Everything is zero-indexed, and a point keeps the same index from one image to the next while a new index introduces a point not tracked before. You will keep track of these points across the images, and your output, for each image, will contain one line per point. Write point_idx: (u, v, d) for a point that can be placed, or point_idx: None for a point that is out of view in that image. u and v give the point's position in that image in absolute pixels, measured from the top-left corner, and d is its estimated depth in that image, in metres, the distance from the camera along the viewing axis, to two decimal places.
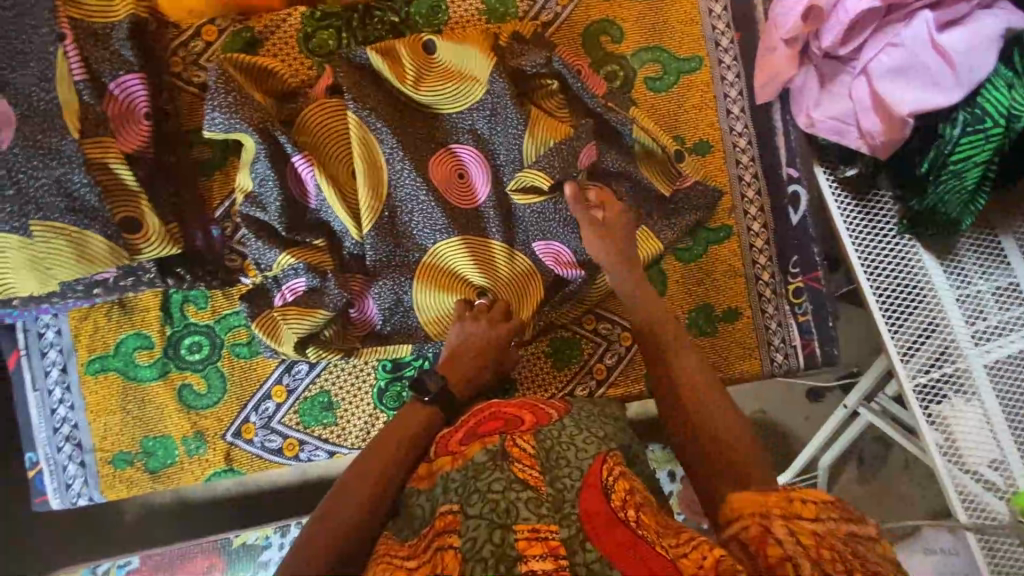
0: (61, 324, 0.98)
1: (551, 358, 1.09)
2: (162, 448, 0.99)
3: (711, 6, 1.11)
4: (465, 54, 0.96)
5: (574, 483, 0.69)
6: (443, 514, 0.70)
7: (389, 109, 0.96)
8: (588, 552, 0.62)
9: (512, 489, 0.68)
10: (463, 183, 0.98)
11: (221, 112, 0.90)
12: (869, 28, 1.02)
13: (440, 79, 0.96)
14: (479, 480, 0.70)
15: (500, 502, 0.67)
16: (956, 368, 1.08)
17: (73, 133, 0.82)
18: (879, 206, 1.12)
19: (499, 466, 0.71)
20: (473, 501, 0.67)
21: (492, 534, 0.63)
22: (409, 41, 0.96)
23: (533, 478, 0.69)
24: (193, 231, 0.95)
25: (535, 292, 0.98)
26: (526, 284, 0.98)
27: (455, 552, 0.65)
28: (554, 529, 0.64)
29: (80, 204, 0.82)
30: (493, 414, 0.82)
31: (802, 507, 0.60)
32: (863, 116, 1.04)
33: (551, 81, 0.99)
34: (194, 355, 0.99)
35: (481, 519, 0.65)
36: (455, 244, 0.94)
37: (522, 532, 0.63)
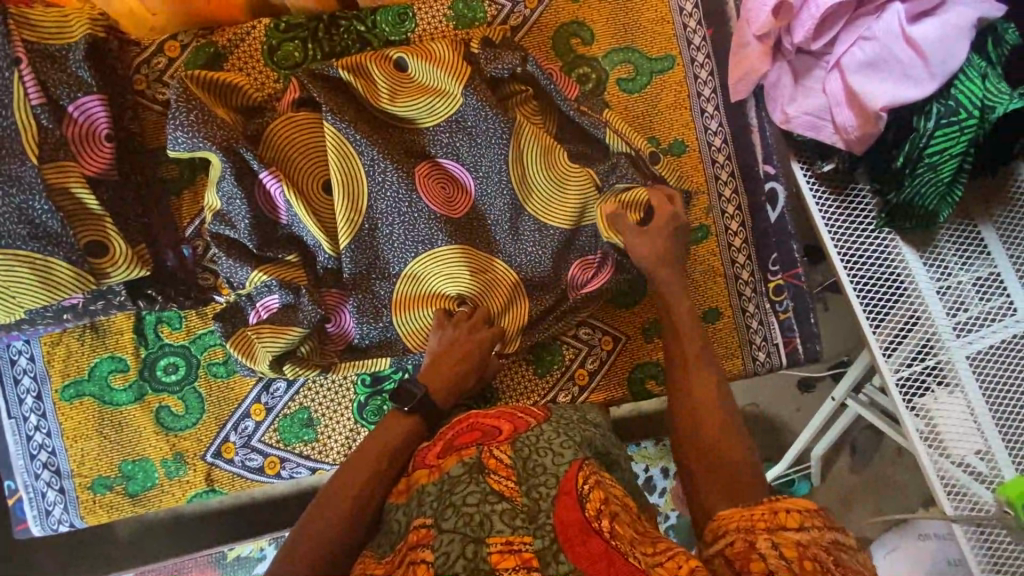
0: (33, 350, 0.96)
1: (533, 365, 1.08)
2: (141, 471, 0.98)
3: (683, 3, 1.09)
4: (435, 70, 0.95)
5: (551, 492, 0.68)
6: (417, 528, 0.68)
7: (356, 119, 0.94)
8: (561, 563, 0.61)
9: (487, 501, 0.66)
10: (446, 194, 0.96)
11: (185, 131, 0.88)
12: (840, 22, 1.01)
13: (416, 95, 0.95)
14: (454, 493, 0.68)
15: (475, 516, 0.65)
16: (938, 360, 1.08)
17: (32, 159, 0.80)
18: (858, 200, 1.12)
19: (475, 480, 0.70)
20: (447, 515, 0.66)
21: (465, 549, 0.62)
22: (380, 59, 0.95)
23: (508, 489, 0.68)
24: (163, 251, 0.94)
25: (522, 305, 0.98)
26: (512, 295, 0.97)
27: (428, 564, 0.63)
28: (528, 541, 0.63)
29: (43, 230, 0.81)
30: (472, 425, 0.82)
31: (787, 517, 0.61)
32: (838, 111, 1.03)
33: (523, 89, 0.99)
34: (170, 376, 0.98)
35: (455, 532, 0.64)
36: (424, 259, 0.94)
37: (496, 545, 0.62)
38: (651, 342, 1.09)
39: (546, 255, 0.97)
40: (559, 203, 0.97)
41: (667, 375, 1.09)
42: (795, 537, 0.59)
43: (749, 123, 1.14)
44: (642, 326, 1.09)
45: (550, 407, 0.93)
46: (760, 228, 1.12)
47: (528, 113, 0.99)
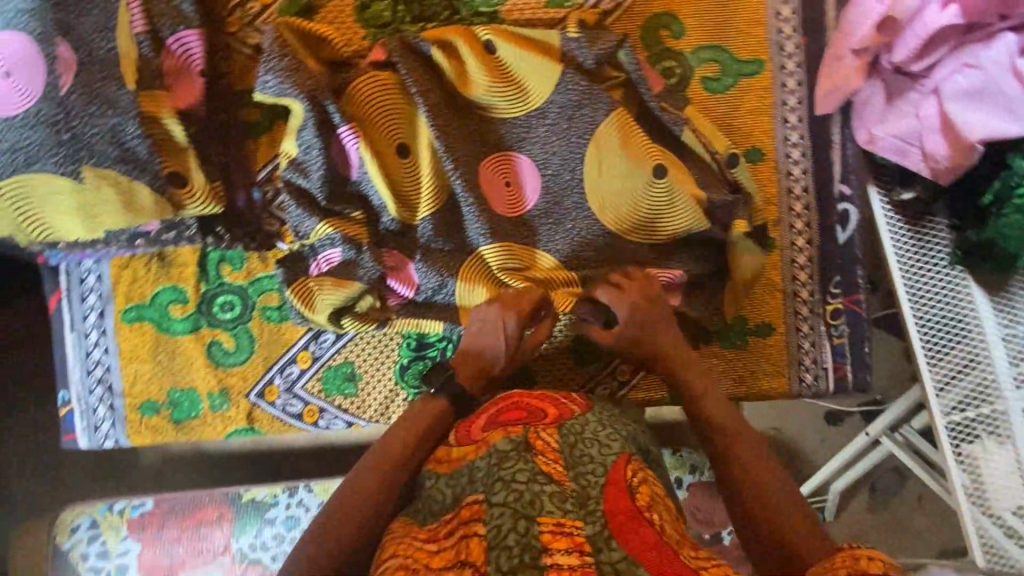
0: (102, 270, 0.99)
1: (574, 354, 1.08)
2: (188, 401, 1.01)
3: (780, 7, 1.06)
4: (527, 58, 0.95)
5: (598, 480, 0.70)
6: (469, 503, 0.70)
7: (430, 86, 0.95)
8: (613, 550, 0.63)
9: (537, 481, 0.67)
10: (509, 191, 0.98)
11: (275, 76, 0.91)
12: (945, 46, 0.97)
13: (502, 80, 0.96)
14: (502, 468, 0.68)
15: (525, 493, 0.65)
16: (993, 409, 1.06)
17: (130, 85, 0.82)
18: (933, 234, 1.07)
19: (524, 457, 0.70)
20: (496, 490, 0.66)
21: (517, 524, 0.63)
22: (470, 38, 0.95)
23: (557, 472, 0.69)
24: (235, 190, 0.96)
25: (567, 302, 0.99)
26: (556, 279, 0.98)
27: (480, 538, 0.65)
28: (579, 526, 0.64)
29: (132, 155, 0.84)
30: (516, 404, 0.82)
31: (869, 562, 0.62)
32: (928, 137, 0.99)
33: (618, 75, 0.99)
34: (225, 314, 1.01)
35: (505, 507, 0.65)
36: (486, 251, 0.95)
37: (546, 526, 0.63)
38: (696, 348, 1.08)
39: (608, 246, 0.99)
40: (626, 203, 0.97)
41: None
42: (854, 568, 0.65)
43: (831, 140, 1.10)
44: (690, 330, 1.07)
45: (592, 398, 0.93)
46: (827, 248, 1.09)
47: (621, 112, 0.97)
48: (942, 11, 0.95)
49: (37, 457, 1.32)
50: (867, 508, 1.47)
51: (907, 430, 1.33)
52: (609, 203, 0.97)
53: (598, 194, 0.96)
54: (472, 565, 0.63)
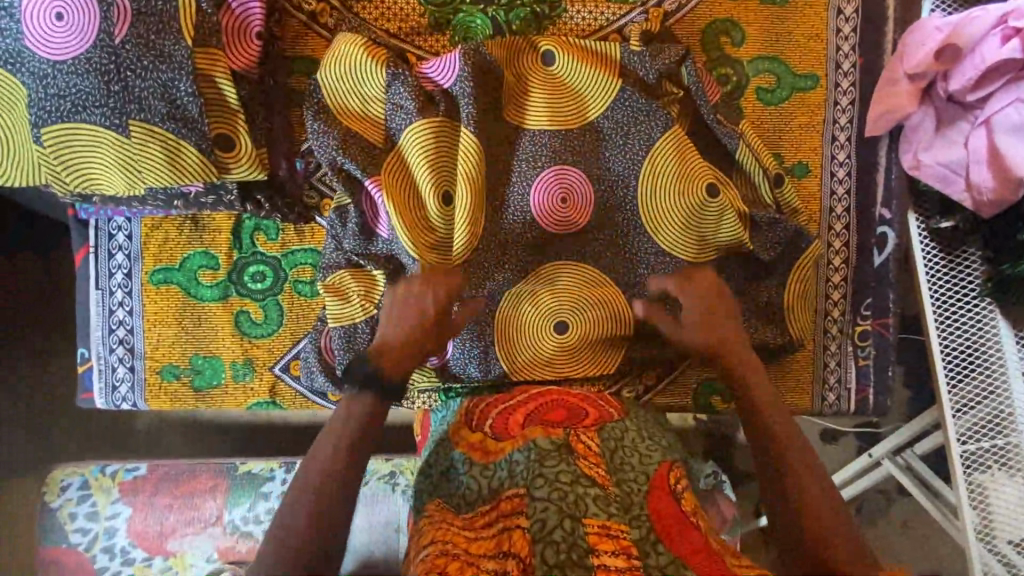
0: (132, 229, 0.97)
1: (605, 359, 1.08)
2: (210, 368, 0.99)
3: (840, 25, 1.05)
4: (586, 74, 0.97)
5: (641, 488, 0.72)
6: (509, 497, 0.72)
7: (490, 87, 0.96)
8: (660, 554, 0.65)
9: (580, 483, 0.69)
10: (566, 210, 0.98)
11: (332, 80, 0.92)
12: (1003, 79, 0.97)
13: (560, 95, 0.97)
14: (545, 465, 0.71)
15: (568, 493, 0.68)
16: (1007, 442, 1.07)
17: (187, 40, 0.80)
18: (965, 265, 1.08)
19: (565, 458, 0.72)
20: (539, 485, 0.69)
21: (563, 522, 0.65)
22: (530, 53, 0.96)
23: (601, 477, 0.71)
24: (278, 159, 0.94)
25: (604, 315, 1.03)
26: (564, 292, 1.02)
27: (524, 532, 0.67)
28: (625, 530, 0.66)
29: (182, 112, 0.81)
30: (554, 402, 0.85)
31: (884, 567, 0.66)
32: (975, 169, 0.99)
33: (677, 91, 1.00)
34: (256, 284, 0.99)
35: (549, 502, 0.67)
36: (540, 271, 1.02)
37: (592, 527, 0.65)
38: None
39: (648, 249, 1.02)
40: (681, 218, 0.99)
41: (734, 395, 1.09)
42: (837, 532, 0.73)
43: (876, 162, 1.10)
44: None
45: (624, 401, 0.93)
46: (861, 270, 1.10)
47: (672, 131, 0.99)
48: (1003, 44, 0.95)
49: (35, 411, 1.28)
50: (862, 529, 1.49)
51: (908, 455, 1.33)
52: (663, 221, 1.00)
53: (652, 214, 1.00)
54: (516, 556, 0.65)
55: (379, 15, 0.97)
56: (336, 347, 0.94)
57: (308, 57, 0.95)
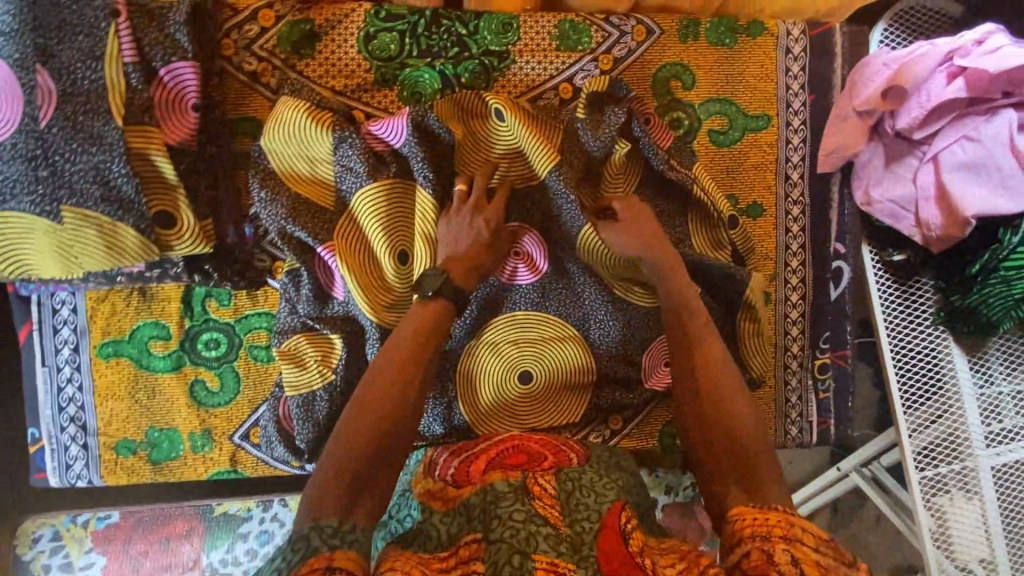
0: (77, 303, 0.94)
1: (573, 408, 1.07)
2: (167, 441, 0.98)
3: (790, 63, 1.06)
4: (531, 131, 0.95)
5: (592, 527, 0.72)
6: (467, 543, 0.72)
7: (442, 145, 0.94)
8: None
9: (533, 522, 0.70)
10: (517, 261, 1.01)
11: (276, 148, 0.90)
12: (948, 116, 0.98)
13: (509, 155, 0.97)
14: (500, 506, 0.72)
15: (521, 531, 0.68)
16: (963, 466, 1.09)
17: (117, 120, 0.77)
18: (918, 294, 1.10)
19: (521, 498, 0.73)
20: (494, 527, 0.70)
21: (512, 558, 0.66)
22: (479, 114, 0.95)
23: (553, 517, 0.72)
24: (225, 226, 0.91)
25: (569, 366, 1.03)
26: (528, 344, 1.02)
27: None
28: (572, 568, 0.67)
29: (116, 193, 0.78)
30: (517, 447, 0.87)
31: (802, 534, 0.67)
32: (924, 205, 1.01)
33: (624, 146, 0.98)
34: (210, 352, 0.97)
35: (502, 543, 0.68)
36: (502, 321, 1.02)
37: (541, 563, 0.66)
38: None
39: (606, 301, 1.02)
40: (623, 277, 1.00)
41: None
42: (812, 556, 0.65)
43: (829, 197, 1.12)
44: None
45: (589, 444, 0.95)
46: (819, 304, 1.12)
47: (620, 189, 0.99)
48: (947, 84, 0.97)
49: None
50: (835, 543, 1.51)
51: (875, 466, 1.32)
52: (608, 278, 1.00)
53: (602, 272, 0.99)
54: None
55: (323, 72, 0.94)
56: (294, 417, 0.94)
57: (250, 118, 0.93)
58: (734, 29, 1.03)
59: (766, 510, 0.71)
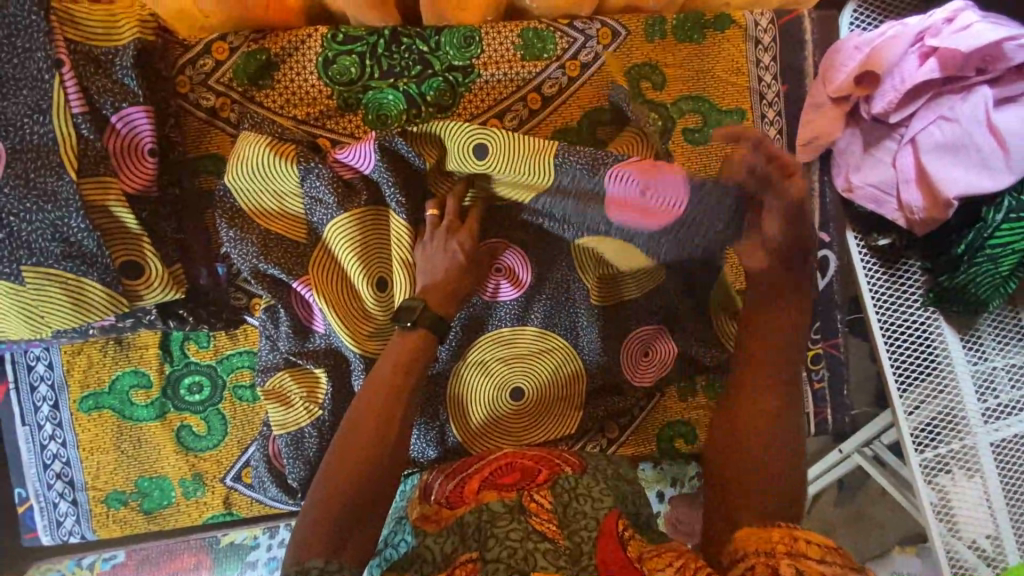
0: (52, 358, 0.92)
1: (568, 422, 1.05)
2: (158, 489, 0.96)
3: (760, 55, 1.04)
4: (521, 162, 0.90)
5: (591, 535, 0.71)
6: (462, 563, 0.70)
7: (413, 167, 0.93)
8: None
9: (530, 539, 0.69)
10: (498, 275, 0.99)
11: (240, 185, 0.87)
12: (923, 98, 0.97)
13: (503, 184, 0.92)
14: (496, 525, 0.71)
15: (519, 549, 0.68)
16: (963, 445, 1.09)
17: (70, 173, 0.75)
18: (907, 276, 1.09)
19: (517, 517, 0.72)
20: (490, 546, 0.69)
21: None
22: (462, 144, 0.89)
23: (551, 531, 0.71)
24: (196, 268, 0.89)
25: (559, 378, 1.02)
26: (518, 360, 1.00)
27: None
28: None
29: (77, 248, 0.77)
30: (513, 464, 0.85)
31: (808, 547, 0.64)
32: (905, 189, 1.00)
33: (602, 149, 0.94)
34: (193, 396, 0.95)
35: (500, 562, 0.67)
36: (488, 340, 1.00)
37: None
38: (685, 402, 1.11)
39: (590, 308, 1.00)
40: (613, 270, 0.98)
41: (696, 436, 1.11)
42: (818, 568, 0.62)
43: (811, 188, 1.10)
44: (677, 385, 1.10)
45: (583, 452, 0.93)
46: None
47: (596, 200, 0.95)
48: (920, 66, 0.95)
49: None
50: (845, 526, 1.48)
51: (877, 445, 1.28)
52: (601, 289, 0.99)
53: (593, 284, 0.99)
54: None
55: (284, 101, 0.92)
56: (283, 455, 0.92)
57: (212, 154, 0.90)
58: (701, 25, 1.01)
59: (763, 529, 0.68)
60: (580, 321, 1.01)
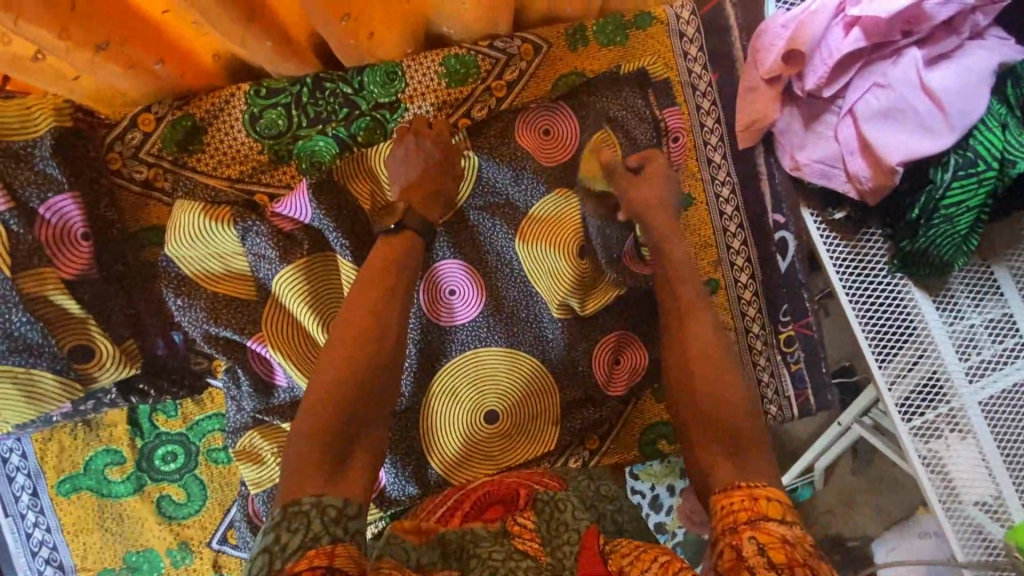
0: (25, 448, 0.94)
1: (549, 441, 1.04)
2: (146, 562, 0.96)
3: (687, 46, 1.04)
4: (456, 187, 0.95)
5: (573, 550, 0.71)
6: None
7: (350, 216, 0.91)
8: None
9: (512, 558, 0.69)
10: (451, 299, 0.99)
11: (181, 253, 0.88)
12: (854, 68, 0.96)
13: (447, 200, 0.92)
14: (479, 546, 0.72)
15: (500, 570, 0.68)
16: (951, 407, 1.07)
17: (6, 270, 0.80)
18: (870, 245, 1.07)
19: (500, 541, 0.73)
20: (472, 566, 0.69)
21: None
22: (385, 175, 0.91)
23: (533, 549, 0.71)
24: (153, 341, 0.90)
25: (534, 398, 1.02)
26: (486, 382, 1.00)
27: None
28: None
29: (22, 342, 0.81)
30: (488, 497, 0.84)
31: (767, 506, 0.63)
32: (850, 160, 0.99)
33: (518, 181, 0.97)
34: (169, 465, 0.96)
35: None
36: (454, 367, 1.00)
37: None
38: (663, 403, 1.10)
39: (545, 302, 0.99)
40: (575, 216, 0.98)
41: (678, 434, 1.10)
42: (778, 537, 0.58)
43: (757, 171, 1.10)
44: (652, 387, 1.09)
45: (562, 471, 0.92)
46: (770, 280, 1.11)
47: (537, 217, 0.98)
48: (845, 36, 0.94)
49: None
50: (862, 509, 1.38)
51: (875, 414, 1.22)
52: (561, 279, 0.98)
53: (556, 283, 0.98)
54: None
55: (217, 163, 0.92)
56: (263, 513, 0.92)
57: (153, 226, 0.91)
58: (622, 26, 1.01)
59: (731, 491, 0.67)
60: (546, 337, 1.01)
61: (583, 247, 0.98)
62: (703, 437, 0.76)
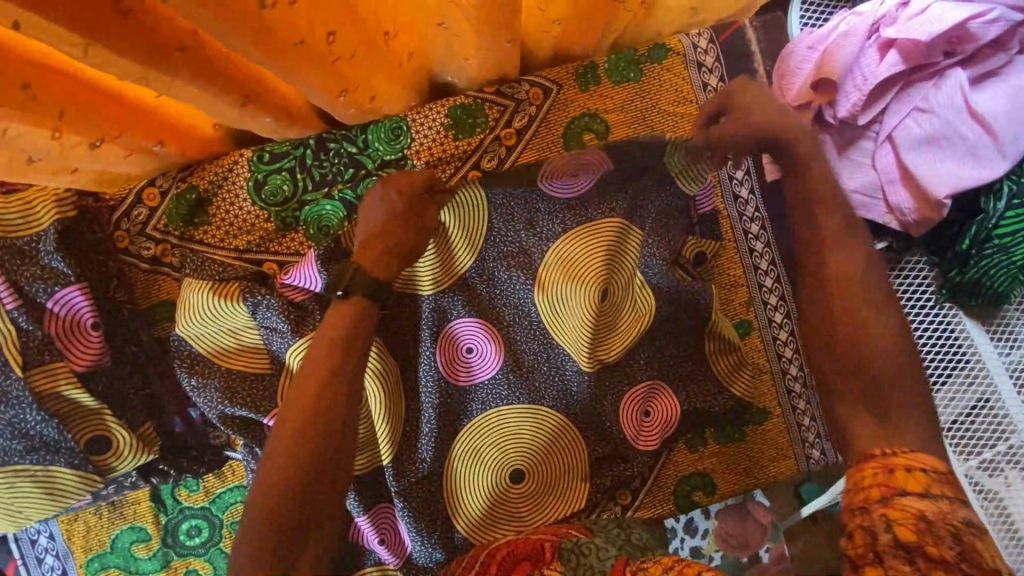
0: (51, 529, 0.94)
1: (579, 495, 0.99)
2: None
3: (706, 77, 0.99)
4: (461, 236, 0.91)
5: None
6: None
7: None
8: None
9: None
10: (468, 358, 0.95)
11: (191, 331, 0.86)
12: (891, 91, 0.89)
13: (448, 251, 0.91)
14: None
15: None
16: (1011, 444, 0.92)
17: (16, 369, 0.80)
18: (912, 274, 0.99)
19: None
20: None
21: None
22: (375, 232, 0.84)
23: None
24: (170, 419, 0.88)
25: (562, 454, 0.97)
26: (512, 442, 0.95)
27: None
28: None
29: (39, 439, 0.82)
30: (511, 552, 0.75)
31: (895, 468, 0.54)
32: (890, 190, 0.92)
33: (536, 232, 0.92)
34: (193, 540, 0.94)
35: None
36: (477, 427, 0.95)
37: None
38: (697, 452, 1.06)
39: (570, 354, 0.94)
40: (600, 255, 0.91)
41: (715, 484, 1.07)
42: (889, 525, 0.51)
43: None
44: (686, 436, 1.05)
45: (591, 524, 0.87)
46: None
47: (558, 266, 0.92)
48: (880, 61, 0.88)
49: None
50: None
51: None
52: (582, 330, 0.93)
53: (579, 334, 0.93)
54: None
55: (223, 234, 0.90)
56: None
57: (164, 302, 0.89)
58: (635, 62, 0.97)
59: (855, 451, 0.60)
60: (572, 388, 0.96)
61: (607, 294, 0.92)
62: (829, 370, 0.65)
